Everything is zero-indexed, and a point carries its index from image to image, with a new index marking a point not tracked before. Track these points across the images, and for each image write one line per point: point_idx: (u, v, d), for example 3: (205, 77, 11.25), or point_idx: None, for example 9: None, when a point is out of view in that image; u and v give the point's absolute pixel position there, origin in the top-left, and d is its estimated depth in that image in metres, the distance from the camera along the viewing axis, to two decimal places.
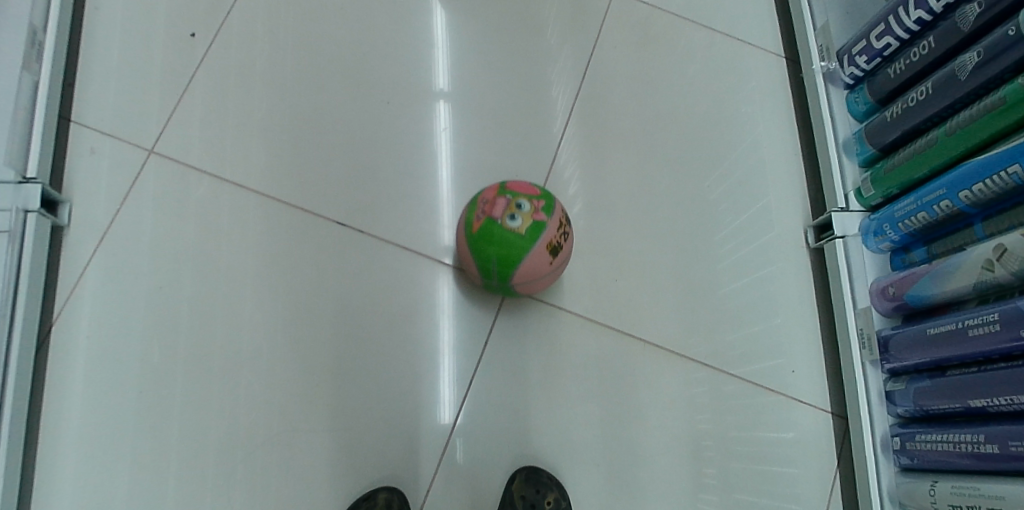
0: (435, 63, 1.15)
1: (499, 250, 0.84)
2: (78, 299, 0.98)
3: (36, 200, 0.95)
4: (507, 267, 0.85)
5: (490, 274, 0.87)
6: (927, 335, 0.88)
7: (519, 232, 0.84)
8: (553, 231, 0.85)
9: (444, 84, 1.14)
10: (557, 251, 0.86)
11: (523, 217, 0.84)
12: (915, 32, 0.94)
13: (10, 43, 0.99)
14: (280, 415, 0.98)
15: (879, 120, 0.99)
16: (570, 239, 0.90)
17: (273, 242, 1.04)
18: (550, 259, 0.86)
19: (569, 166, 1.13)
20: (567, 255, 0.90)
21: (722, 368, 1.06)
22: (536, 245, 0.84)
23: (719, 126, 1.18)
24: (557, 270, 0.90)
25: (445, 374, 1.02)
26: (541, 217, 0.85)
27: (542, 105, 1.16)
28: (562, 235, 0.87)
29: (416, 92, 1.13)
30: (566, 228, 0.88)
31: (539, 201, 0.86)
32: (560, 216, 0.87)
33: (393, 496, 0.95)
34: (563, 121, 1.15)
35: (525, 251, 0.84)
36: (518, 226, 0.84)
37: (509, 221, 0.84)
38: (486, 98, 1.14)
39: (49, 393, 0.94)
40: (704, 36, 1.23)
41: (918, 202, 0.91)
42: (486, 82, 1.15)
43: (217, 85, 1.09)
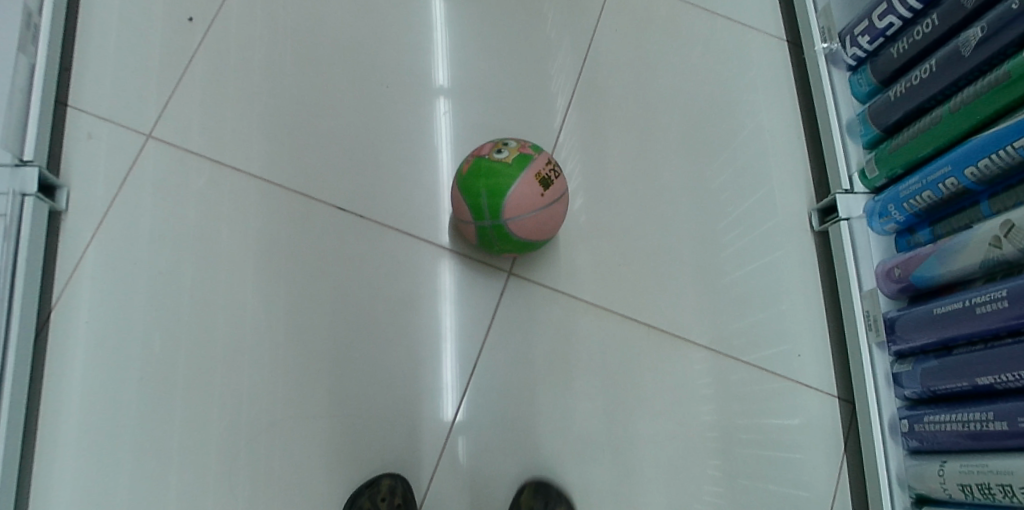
0: (432, 58, 1.14)
1: (488, 181, 0.85)
2: (76, 286, 0.97)
3: (34, 183, 0.94)
4: (497, 197, 0.84)
5: (481, 213, 0.86)
6: (934, 315, 0.87)
7: (506, 162, 0.85)
8: (541, 164, 0.86)
9: (443, 82, 1.13)
10: (548, 183, 0.86)
11: (509, 151, 0.87)
12: (918, 11, 0.93)
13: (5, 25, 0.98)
14: (281, 401, 0.97)
15: (883, 101, 0.98)
16: (563, 179, 0.89)
17: (273, 228, 1.03)
18: (540, 191, 0.85)
19: (569, 160, 1.12)
20: (562, 197, 0.89)
21: (727, 353, 1.05)
22: (524, 172, 0.85)
23: (721, 110, 1.17)
24: (553, 211, 0.87)
25: (449, 360, 1.01)
26: (528, 151, 0.87)
27: (543, 92, 1.15)
28: (552, 170, 0.88)
29: (414, 86, 1.12)
30: (557, 169, 0.89)
31: (526, 144, 0.89)
32: (548, 157, 0.89)
33: (396, 483, 0.94)
34: (563, 118, 1.14)
35: (513, 177, 0.84)
36: (504, 156, 0.86)
37: (495, 154, 0.86)
38: (487, 85, 1.13)
39: (47, 380, 0.93)
40: (705, 21, 1.23)
41: (923, 181, 0.90)
42: (486, 69, 1.14)
43: (214, 70, 1.08)
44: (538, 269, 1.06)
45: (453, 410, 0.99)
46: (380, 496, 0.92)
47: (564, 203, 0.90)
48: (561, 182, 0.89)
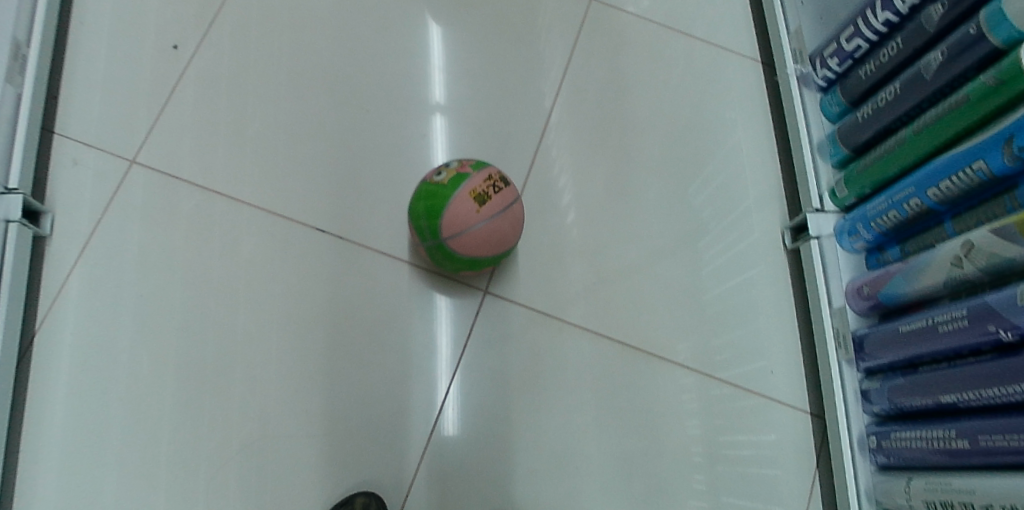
0: (431, 76, 1.17)
1: (427, 203, 0.89)
2: (59, 309, 0.99)
3: (18, 210, 0.96)
4: (434, 218, 0.88)
5: (425, 234, 0.91)
6: (900, 333, 0.88)
7: (442, 184, 0.89)
8: (478, 181, 0.88)
9: (439, 98, 1.16)
10: (484, 198, 0.87)
11: (447, 173, 0.90)
12: (883, 34, 0.95)
13: None
14: (260, 420, 0.98)
15: (852, 121, 1.00)
16: (508, 191, 0.89)
17: (254, 249, 1.05)
18: (475, 207, 0.87)
19: (564, 174, 1.14)
20: (506, 210, 0.89)
21: (700, 370, 1.06)
22: (458, 191, 0.87)
23: (695, 130, 1.19)
24: (496, 225, 0.88)
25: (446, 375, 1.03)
26: (468, 170, 0.89)
27: (522, 113, 1.17)
28: (492, 185, 0.88)
29: (414, 105, 1.15)
30: (502, 183, 0.90)
31: (471, 162, 0.91)
32: (492, 172, 0.90)
33: (370, 500, 0.95)
34: (554, 134, 1.16)
35: (447, 198, 0.87)
36: (442, 179, 0.89)
37: (435, 177, 0.90)
38: (466, 106, 1.16)
39: (31, 401, 0.96)
40: (681, 42, 1.25)
41: (890, 201, 0.91)
42: (468, 91, 1.17)
43: (198, 96, 1.10)
44: (514, 287, 1.08)
45: (453, 426, 1.01)
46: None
47: (514, 217, 0.90)
48: (505, 195, 0.89)
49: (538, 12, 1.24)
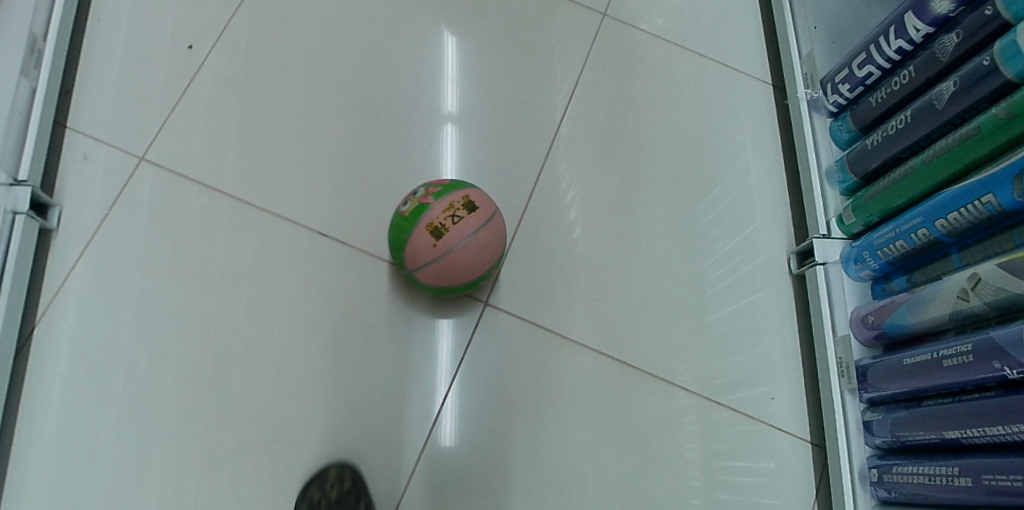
0: (444, 86, 1.17)
1: (395, 235, 0.91)
2: (60, 302, 0.99)
3: (26, 202, 0.97)
4: (400, 251, 0.91)
5: (399, 264, 0.93)
6: (903, 365, 0.87)
7: (405, 215, 0.90)
8: (437, 212, 0.87)
9: (452, 108, 1.16)
10: (440, 231, 0.87)
11: (412, 202, 0.90)
12: (896, 62, 0.95)
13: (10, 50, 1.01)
14: (254, 423, 0.98)
15: (861, 148, 0.99)
16: (468, 220, 0.87)
17: (256, 251, 1.05)
18: (432, 242, 0.87)
19: (572, 188, 1.14)
20: (468, 240, 0.87)
21: (699, 393, 1.05)
22: (416, 225, 0.88)
23: (703, 151, 1.19)
24: (457, 256, 0.87)
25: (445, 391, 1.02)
26: (430, 199, 0.89)
27: (531, 126, 1.17)
28: (451, 215, 0.87)
29: (427, 114, 1.15)
30: (464, 211, 0.87)
31: (438, 188, 0.90)
32: (455, 199, 0.88)
33: (344, 471, 0.97)
34: (564, 149, 1.16)
35: (407, 232, 0.89)
36: (405, 209, 0.90)
37: (403, 207, 0.91)
38: (475, 118, 1.16)
39: (26, 392, 0.96)
40: (692, 62, 1.25)
41: (898, 230, 0.90)
42: (477, 101, 1.17)
43: (209, 97, 1.11)
44: (514, 300, 1.07)
45: (451, 438, 1.00)
46: (329, 483, 0.95)
47: (477, 245, 0.88)
48: (467, 224, 0.87)
49: (550, 27, 1.24)
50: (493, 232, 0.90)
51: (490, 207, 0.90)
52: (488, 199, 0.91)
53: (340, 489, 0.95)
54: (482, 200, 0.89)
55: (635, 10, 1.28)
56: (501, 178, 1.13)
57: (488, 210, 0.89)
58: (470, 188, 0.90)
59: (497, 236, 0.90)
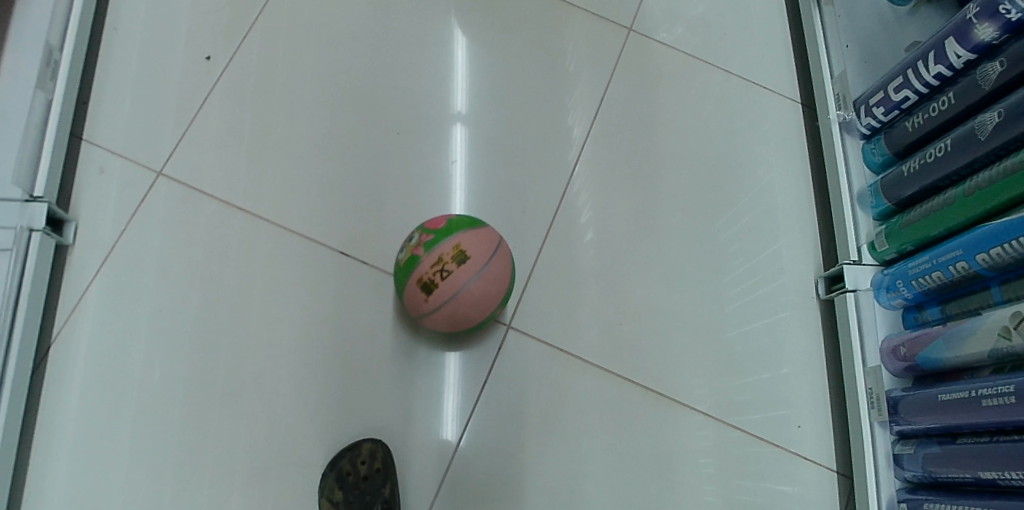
0: (455, 81, 1.16)
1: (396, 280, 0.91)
2: (76, 321, 0.97)
3: (42, 219, 0.95)
4: (401, 298, 0.91)
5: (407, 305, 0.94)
6: (938, 401, 0.85)
7: (401, 264, 0.89)
8: (426, 267, 0.85)
9: (461, 107, 1.14)
10: (429, 288, 0.85)
11: (407, 250, 0.89)
12: (934, 87, 0.92)
13: (27, 62, 1.02)
14: (272, 447, 0.96)
15: (896, 174, 0.97)
16: (456, 275, 0.84)
17: (275, 269, 1.03)
18: (423, 297, 0.86)
19: (585, 192, 1.13)
20: (459, 294, 0.85)
21: (724, 420, 1.03)
22: (408, 278, 0.87)
23: (729, 170, 1.16)
24: (448, 310, 0.86)
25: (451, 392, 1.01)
26: (421, 250, 0.86)
27: (549, 137, 1.15)
28: (440, 270, 0.84)
29: (438, 113, 1.14)
30: (453, 264, 0.84)
31: (430, 235, 0.87)
32: (444, 250, 0.85)
33: (377, 447, 0.94)
34: (578, 152, 1.15)
35: (403, 283, 0.88)
36: (402, 258, 0.89)
37: (401, 253, 0.90)
38: (488, 119, 1.14)
39: (42, 414, 0.94)
40: (719, 78, 1.22)
41: (934, 261, 0.88)
42: (487, 99, 1.15)
43: (228, 110, 1.09)
44: (536, 322, 1.05)
45: (453, 432, 0.99)
46: (360, 459, 0.93)
47: (470, 298, 0.85)
48: (456, 279, 0.84)
49: (564, 29, 1.22)
50: (488, 281, 0.86)
51: (485, 254, 0.86)
52: (483, 244, 0.86)
53: (370, 467, 0.92)
54: (474, 248, 0.85)
55: (660, 23, 1.25)
56: (521, 192, 1.11)
57: (481, 259, 0.85)
58: (464, 233, 0.86)
59: (494, 283, 0.87)
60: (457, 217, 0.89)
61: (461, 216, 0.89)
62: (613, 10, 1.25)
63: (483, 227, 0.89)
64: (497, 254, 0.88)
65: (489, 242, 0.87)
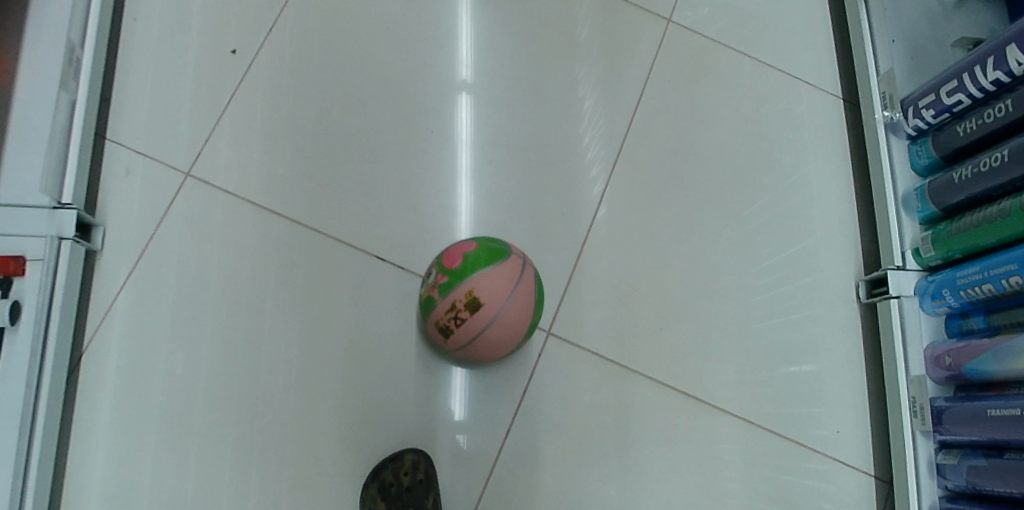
0: (471, 62, 1.13)
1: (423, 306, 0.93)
2: (107, 328, 0.95)
3: (71, 226, 0.91)
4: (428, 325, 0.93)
5: None
6: (988, 415, 0.86)
7: (424, 296, 0.89)
8: (441, 311, 0.85)
9: (466, 75, 1.12)
10: (446, 331, 0.85)
11: (429, 283, 0.89)
12: (990, 92, 0.90)
13: (48, 64, 0.94)
14: (312, 456, 0.95)
15: (944, 180, 0.95)
16: (469, 324, 0.83)
17: (311, 273, 1.01)
18: (442, 337, 0.87)
19: (595, 163, 1.11)
20: (476, 339, 0.84)
21: (763, 426, 1.03)
22: (428, 316, 0.88)
23: (768, 169, 1.14)
24: (469, 350, 0.87)
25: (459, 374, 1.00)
26: (438, 292, 0.86)
27: (561, 113, 1.12)
28: (454, 316, 0.84)
29: (439, 81, 1.11)
30: (467, 312, 0.83)
31: (446, 277, 0.85)
32: (457, 297, 0.83)
33: (420, 458, 0.94)
34: (591, 127, 1.12)
35: (425, 318, 0.89)
36: (425, 290, 0.89)
37: (426, 283, 0.90)
38: (494, 91, 1.12)
39: (77, 424, 0.92)
40: (759, 72, 1.19)
41: (985, 273, 0.88)
42: (492, 67, 1.13)
43: (256, 108, 1.06)
44: (574, 327, 1.04)
45: (461, 412, 0.99)
46: (403, 470, 0.93)
47: (486, 342, 0.85)
48: (472, 325, 0.83)
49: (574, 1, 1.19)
50: (506, 324, 0.84)
51: (501, 298, 0.83)
52: (498, 286, 0.83)
53: (413, 479, 0.92)
54: (487, 293, 0.82)
55: (698, 14, 1.21)
56: (546, 183, 1.09)
57: (496, 304, 0.83)
58: (477, 275, 0.83)
59: (513, 324, 0.84)
60: (475, 249, 0.85)
61: (478, 249, 0.85)
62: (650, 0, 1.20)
63: (501, 261, 0.84)
64: (516, 293, 0.84)
65: (505, 282, 0.83)
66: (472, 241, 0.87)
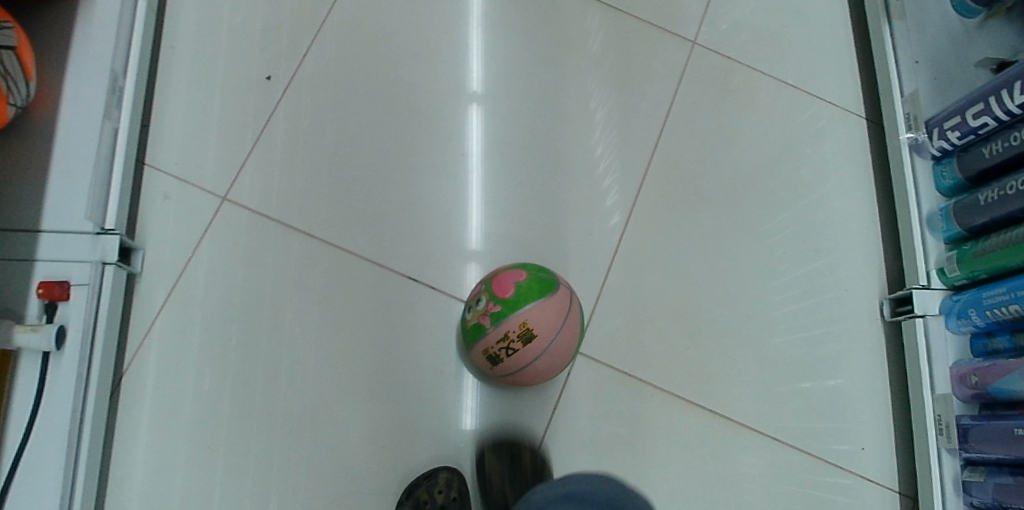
0: (502, 84, 1.14)
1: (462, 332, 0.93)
2: (147, 351, 0.98)
3: (115, 252, 0.94)
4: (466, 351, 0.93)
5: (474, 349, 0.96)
6: (1013, 434, 0.88)
7: (468, 323, 0.90)
8: (492, 340, 0.86)
9: (472, 86, 1.14)
10: (495, 360, 0.87)
11: (474, 311, 0.89)
12: (1016, 115, 0.91)
13: (92, 93, 0.98)
14: (345, 474, 0.97)
15: (970, 201, 0.97)
16: (524, 358, 0.85)
17: (345, 295, 1.03)
18: (489, 364, 0.89)
19: (606, 174, 1.12)
20: (523, 368, 0.86)
21: (789, 444, 1.04)
22: (474, 345, 0.89)
23: (792, 188, 1.15)
24: (513, 378, 0.89)
25: (470, 381, 1.02)
26: (488, 319, 0.86)
27: (576, 125, 1.14)
28: (506, 346, 0.85)
29: (448, 93, 1.13)
30: (520, 342, 0.84)
31: (497, 306, 0.85)
32: (511, 327, 0.84)
33: (454, 476, 0.96)
34: (616, 147, 1.14)
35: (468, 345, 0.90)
36: (470, 316, 0.90)
37: (469, 310, 0.91)
38: (507, 104, 1.13)
39: (118, 445, 0.94)
40: (783, 92, 1.20)
41: (1012, 294, 0.90)
42: (504, 79, 1.15)
43: (291, 132, 1.08)
44: (603, 347, 1.05)
45: (471, 421, 1.00)
46: (438, 488, 0.94)
47: (534, 373, 0.87)
48: (523, 355, 0.85)
49: (588, 15, 1.20)
50: (554, 355, 0.86)
51: (552, 331, 0.85)
52: (550, 319, 0.84)
53: (448, 497, 0.94)
54: (541, 325, 0.84)
55: (725, 36, 1.22)
56: (565, 200, 1.10)
57: (548, 336, 0.85)
58: (531, 306, 0.84)
59: (559, 356, 0.87)
60: (526, 279, 0.86)
61: (529, 279, 0.86)
62: (677, 23, 1.22)
63: (551, 294, 0.86)
64: (565, 326, 0.86)
65: (556, 317, 0.85)
66: (520, 270, 0.88)
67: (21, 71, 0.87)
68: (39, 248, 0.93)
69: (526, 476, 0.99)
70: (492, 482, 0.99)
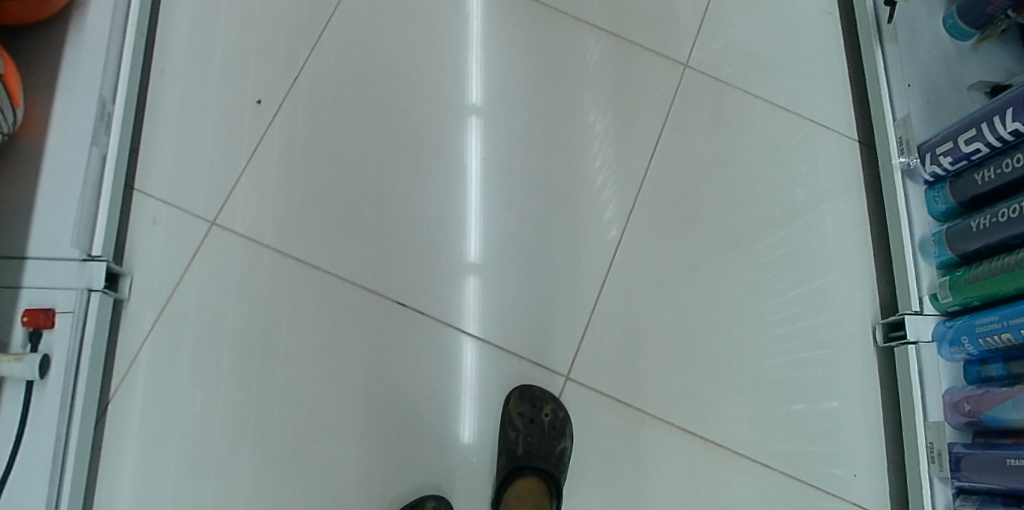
0: (494, 105, 1.14)
1: None
2: (133, 377, 0.97)
3: (100, 279, 0.94)
4: None
5: None
6: (1005, 464, 0.88)
7: None
8: None
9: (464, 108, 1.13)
10: None
11: None
12: (1008, 142, 0.90)
13: (79, 121, 0.98)
14: (332, 501, 0.96)
15: (962, 227, 0.96)
16: None
17: (334, 319, 1.02)
18: None
19: (598, 197, 1.12)
20: None
21: (780, 470, 1.03)
22: None
23: (784, 211, 1.14)
24: None
25: (467, 411, 1.01)
26: None
27: (574, 139, 1.14)
28: None
29: (439, 116, 1.13)
30: None
31: None
32: None
33: (441, 505, 0.94)
34: (608, 170, 1.13)
35: None
36: None
37: None
38: (504, 121, 1.13)
39: (103, 471, 0.93)
40: (775, 114, 1.19)
41: (1004, 322, 0.89)
42: (499, 97, 1.14)
43: (281, 155, 1.08)
44: (593, 373, 1.04)
45: (469, 434, 1.01)
46: None
47: None
48: None
49: (586, 34, 1.20)
50: None
51: None
52: None
53: None
54: None
55: (718, 57, 1.21)
56: (557, 222, 1.10)
57: None
58: None
59: None
60: None
61: None
62: (671, 44, 1.21)
63: None
64: None
65: None
66: None
67: (8, 99, 0.88)
68: (26, 275, 0.93)
69: (542, 423, 0.99)
70: (509, 426, 1.00)
